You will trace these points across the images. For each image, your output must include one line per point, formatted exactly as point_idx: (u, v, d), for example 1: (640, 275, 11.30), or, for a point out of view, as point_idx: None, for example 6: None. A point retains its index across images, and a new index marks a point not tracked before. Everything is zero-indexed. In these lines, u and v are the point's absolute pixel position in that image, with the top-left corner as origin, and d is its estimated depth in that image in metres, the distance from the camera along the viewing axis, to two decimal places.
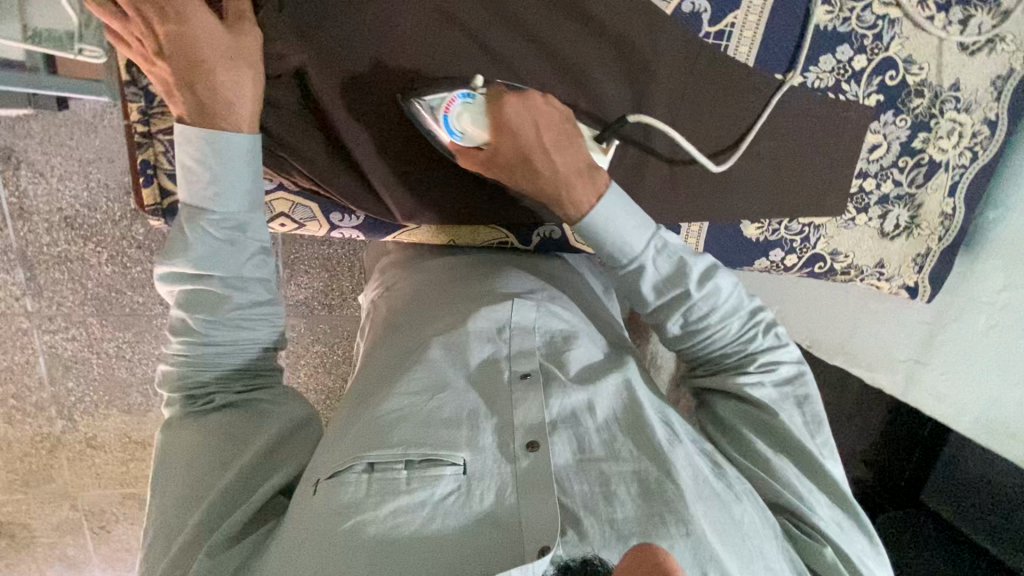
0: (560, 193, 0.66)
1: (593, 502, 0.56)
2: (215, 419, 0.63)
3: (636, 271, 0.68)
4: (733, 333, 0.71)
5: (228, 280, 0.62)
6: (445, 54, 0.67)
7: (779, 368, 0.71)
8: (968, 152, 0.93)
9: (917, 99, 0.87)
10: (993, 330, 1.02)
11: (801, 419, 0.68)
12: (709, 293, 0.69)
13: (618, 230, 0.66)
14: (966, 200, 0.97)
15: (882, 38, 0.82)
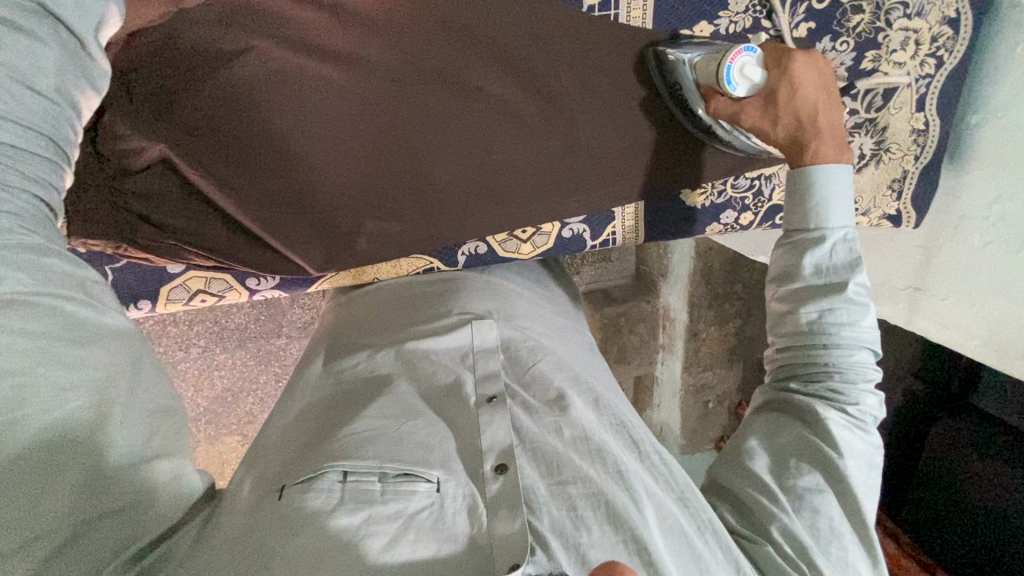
0: (812, 139, 0.66)
1: (561, 527, 0.50)
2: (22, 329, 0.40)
3: (814, 240, 0.65)
4: (849, 364, 0.64)
5: (62, 35, 0.48)
6: (312, 106, 0.65)
7: (869, 427, 0.63)
8: (931, 59, 0.83)
9: (856, 16, 0.78)
10: (989, 248, 0.92)
11: (868, 479, 0.62)
12: (858, 306, 0.64)
13: (838, 196, 0.64)
14: (938, 111, 0.87)
15: None
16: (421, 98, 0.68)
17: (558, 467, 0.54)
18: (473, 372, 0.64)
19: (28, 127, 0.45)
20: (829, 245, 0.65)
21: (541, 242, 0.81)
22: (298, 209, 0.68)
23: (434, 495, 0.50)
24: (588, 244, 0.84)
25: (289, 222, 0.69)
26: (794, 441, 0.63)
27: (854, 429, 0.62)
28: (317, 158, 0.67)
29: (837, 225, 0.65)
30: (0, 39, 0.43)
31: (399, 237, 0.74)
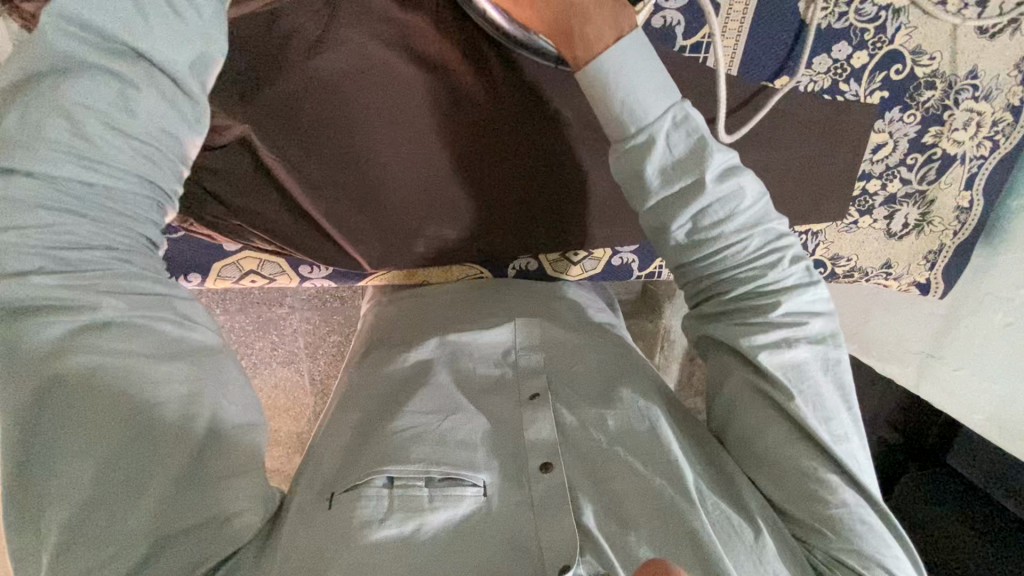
0: (573, 21, 0.52)
1: (608, 527, 0.50)
2: (96, 364, 0.42)
3: (643, 145, 0.53)
4: (749, 254, 0.54)
5: (156, 75, 0.47)
6: (392, 102, 0.64)
7: (807, 320, 0.53)
8: (988, 141, 0.84)
9: (928, 91, 0.78)
10: (1010, 328, 0.96)
11: (832, 388, 0.53)
12: (729, 193, 0.53)
13: (637, 83, 0.52)
14: (984, 190, 0.89)
15: (885, 30, 0.73)
16: (501, 115, 0.67)
17: (603, 467, 0.54)
18: (514, 369, 0.64)
19: (126, 170, 0.47)
20: (653, 150, 0.53)
21: (590, 266, 0.82)
22: (360, 204, 0.68)
23: (481, 501, 0.51)
24: (634, 276, 0.84)
25: (349, 216, 0.68)
26: (740, 383, 0.55)
27: (787, 335, 0.53)
28: (388, 158, 0.66)
29: (650, 117, 0.52)
30: (95, 85, 0.45)
31: (454, 246, 0.74)
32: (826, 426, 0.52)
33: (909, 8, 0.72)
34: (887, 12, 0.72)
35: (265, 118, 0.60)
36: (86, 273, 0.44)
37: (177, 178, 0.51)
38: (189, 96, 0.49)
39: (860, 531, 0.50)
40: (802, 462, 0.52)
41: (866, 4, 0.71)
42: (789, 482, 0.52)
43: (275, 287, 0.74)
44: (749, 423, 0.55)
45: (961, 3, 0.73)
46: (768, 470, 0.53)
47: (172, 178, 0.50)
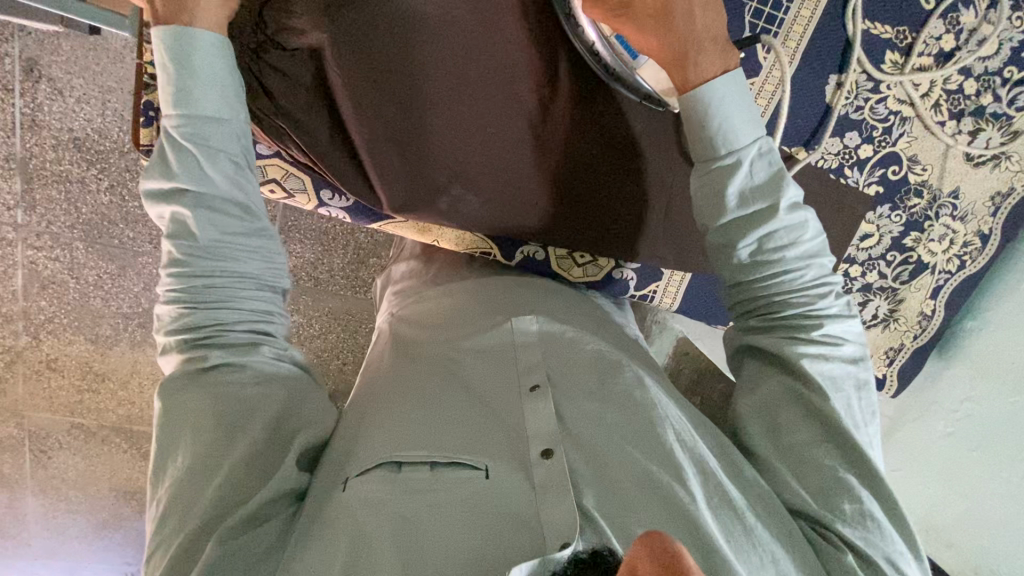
0: (694, 56, 0.64)
1: (607, 507, 0.54)
2: (208, 384, 0.60)
3: (729, 166, 0.63)
4: (804, 281, 0.64)
5: (211, 194, 0.60)
6: (461, 60, 0.68)
7: (844, 343, 0.63)
8: (956, 260, 0.94)
9: (915, 198, 0.88)
10: (949, 437, 1.03)
11: (857, 403, 0.62)
12: (796, 224, 0.63)
13: (727, 116, 0.63)
14: (947, 305, 0.97)
15: (891, 132, 0.83)
16: (548, 103, 0.72)
17: (598, 455, 0.58)
18: (516, 363, 0.65)
19: (216, 269, 0.61)
20: (735, 172, 0.63)
21: (592, 272, 0.85)
22: (402, 148, 0.70)
23: (480, 481, 0.55)
24: (629, 293, 0.88)
25: (391, 158, 0.70)
26: (776, 392, 0.63)
27: (828, 349, 0.62)
28: (439, 111, 0.69)
29: (737, 145, 0.63)
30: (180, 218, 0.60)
31: (478, 216, 0.76)
32: (855, 432, 0.61)
33: (913, 119, 0.82)
34: (896, 117, 0.82)
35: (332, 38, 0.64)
36: (194, 329, 0.61)
37: (246, 219, 0.62)
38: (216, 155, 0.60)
39: (871, 525, 0.57)
40: (824, 457, 0.59)
41: (880, 106, 0.81)
42: (804, 473, 0.60)
43: (290, 204, 0.76)
44: (777, 427, 0.62)
45: (958, 128, 0.84)
46: (787, 461, 0.61)
47: (249, 224, 0.63)
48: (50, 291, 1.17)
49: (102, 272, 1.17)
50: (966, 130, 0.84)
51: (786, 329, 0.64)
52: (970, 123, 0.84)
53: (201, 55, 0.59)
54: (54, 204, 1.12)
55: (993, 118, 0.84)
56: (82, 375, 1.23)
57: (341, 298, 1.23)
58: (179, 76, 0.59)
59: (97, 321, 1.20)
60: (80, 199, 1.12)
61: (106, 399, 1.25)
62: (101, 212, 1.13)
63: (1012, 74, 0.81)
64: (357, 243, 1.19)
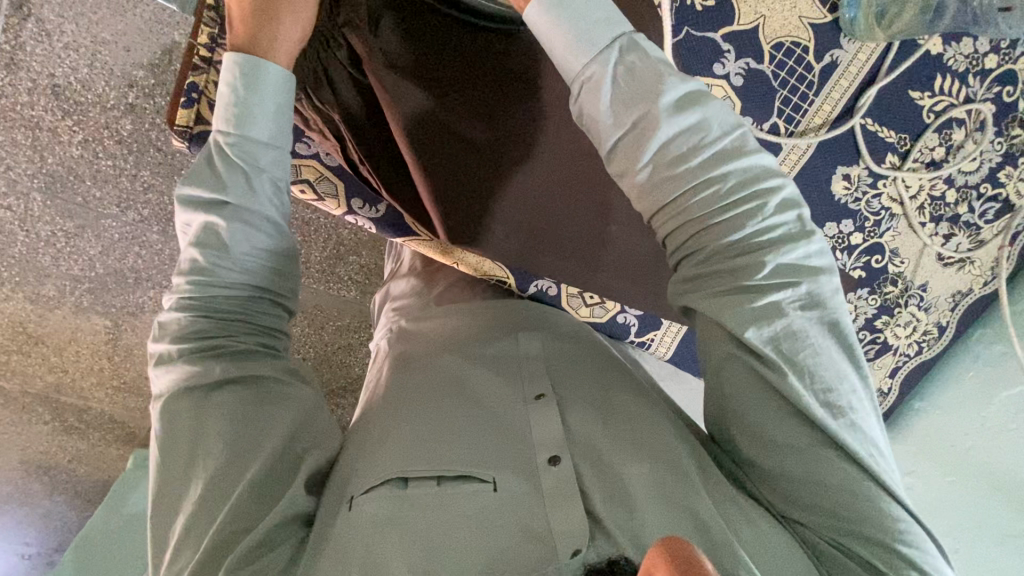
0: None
1: (619, 515, 0.52)
2: (214, 402, 0.56)
3: (598, 74, 0.53)
4: (728, 201, 0.53)
5: (242, 210, 0.58)
6: (503, 91, 0.71)
7: (795, 276, 0.52)
8: (916, 344, 1.03)
9: (890, 286, 0.96)
10: None
11: (825, 355, 0.52)
12: (690, 132, 0.53)
13: (580, 16, 0.53)
14: (900, 384, 1.06)
15: (879, 226, 0.91)
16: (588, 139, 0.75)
17: (607, 465, 0.55)
18: (518, 373, 0.66)
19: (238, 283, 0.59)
20: (602, 79, 0.53)
21: (598, 313, 0.89)
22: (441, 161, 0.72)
23: (489, 492, 0.53)
24: (629, 338, 0.92)
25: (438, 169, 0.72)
26: (728, 357, 0.53)
27: (778, 291, 0.51)
28: (486, 132, 0.72)
29: (597, 45, 0.53)
30: (211, 231, 0.58)
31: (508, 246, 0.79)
32: (814, 393, 0.51)
33: (901, 218, 0.91)
34: (886, 213, 0.90)
35: (389, 42, 0.67)
36: (203, 342, 0.58)
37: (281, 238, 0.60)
38: (264, 176, 0.59)
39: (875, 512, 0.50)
40: (792, 437, 0.51)
41: (875, 201, 0.89)
42: (778, 452, 0.52)
43: (318, 206, 0.78)
44: (738, 405, 0.53)
45: (935, 230, 0.93)
46: (764, 449, 0.52)
47: (278, 241, 0.60)
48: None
49: (56, 228, 1.10)
50: (942, 233, 0.93)
51: (722, 273, 0.53)
52: (947, 227, 0.93)
53: (267, 78, 0.58)
54: (19, 149, 1.04)
55: (965, 226, 0.94)
56: (14, 334, 1.16)
57: (312, 293, 1.20)
58: (241, 94, 0.58)
59: (41, 279, 1.13)
60: (48, 148, 1.05)
61: (35, 363, 1.18)
62: (69, 165, 1.06)
63: (986, 190, 0.91)
64: (340, 240, 1.17)
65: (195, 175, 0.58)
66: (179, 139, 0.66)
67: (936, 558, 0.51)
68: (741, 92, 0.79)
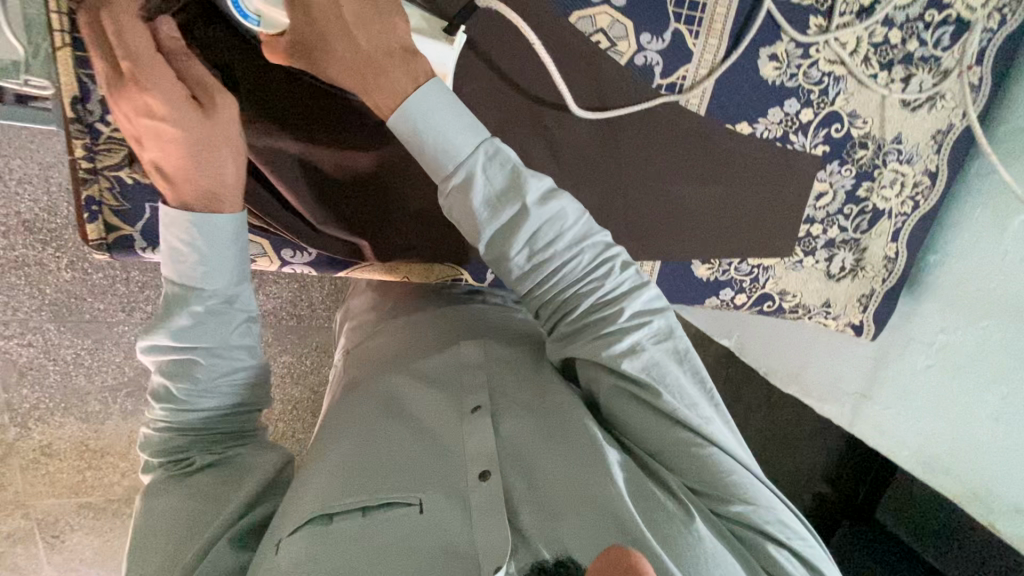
0: (387, 79, 0.60)
1: (540, 518, 0.56)
2: (189, 484, 0.62)
3: (465, 181, 0.60)
4: (583, 268, 0.64)
5: (222, 353, 0.63)
6: (374, 116, 0.70)
7: (646, 315, 0.63)
8: (910, 201, 0.97)
9: (861, 150, 0.91)
10: (931, 370, 1.07)
11: (682, 374, 0.62)
12: (555, 215, 0.62)
13: (439, 130, 0.60)
14: (907, 246, 1.02)
15: (827, 93, 0.85)
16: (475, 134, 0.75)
17: (528, 462, 0.60)
18: (459, 388, 0.69)
19: (215, 401, 0.64)
20: (472, 185, 0.60)
21: None
22: (343, 201, 0.74)
23: (415, 516, 0.57)
24: None
25: (308, 191, 0.72)
26: (610, 383, 0.62)
27: (633, 331, 0.62)
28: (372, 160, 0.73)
29: (465, 154, 0.60)
30: (195, 373, 0.62)
31: (391, 244, 0.78)
32: (690, 403, 0.61)
33: (846, 77, 0.84)
34: (829, 79, 0.84)
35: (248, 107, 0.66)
36: (178, 440, 0.64)
37: (250, 360, 0.66)
38: (232, 319, 0.63)
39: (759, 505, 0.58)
40: (670, 438, 0.60)
41: (812, 69, 0.83)
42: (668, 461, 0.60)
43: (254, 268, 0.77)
44: (622, 415, 0.62)
45: (890, 78, 0.86)
46: (667, 450, 0.60)
47: (247, 362, 0.66)
48: (31, 377, 1.15)
49: (79, 348, 1.15)
50: (899, 78, 0.86)
51: (586, 322, 0.64)
52: (902, 70, 0.86)
53: (221, 238, 0.61)
54: (17, 290, 1.08)
55: (923, 62, 0.86)
56: (81, 454, 1.23)
57: (325, 331, 1.24)
58: (198, 251, 0.60)
59: (84, 398, 1.19)
60: (42, 280, 1.08)
61: (109, 473, 1.25)
62: (67, 289, 1.10)
63: (933, 17, 0.83)
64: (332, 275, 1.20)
65: (165, 329, 0.61)
66: (100, 251, 0.66)
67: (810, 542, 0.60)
68: (626, 12, 0.75)
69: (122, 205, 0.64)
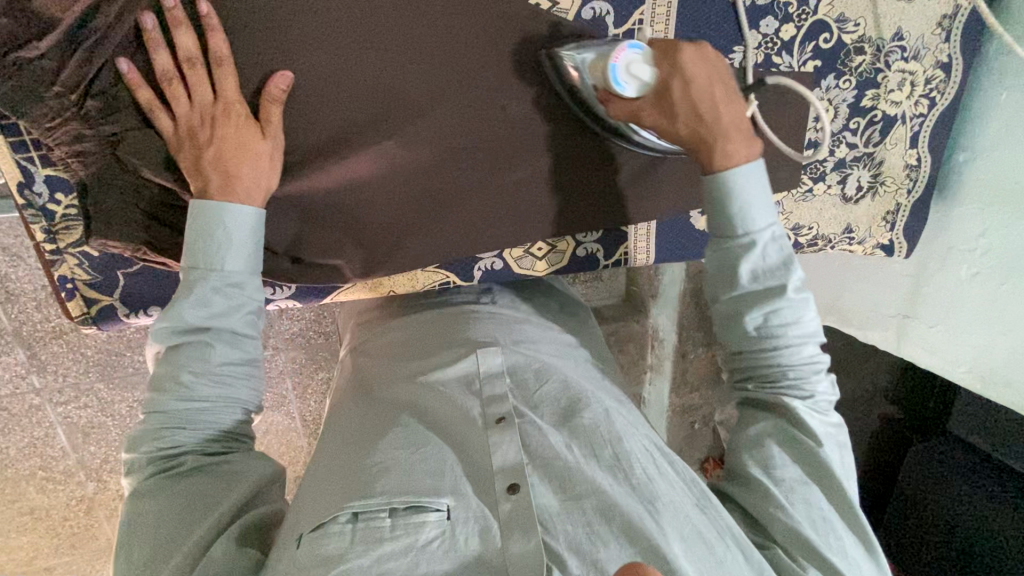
0: (717, 140, 0.67)
1: (578, 542, 0.54)
2: (181, 485, 0.58)
3: (746, 245, 0.66)
4: (801, 356, 0.68)
5: (227, 338, 0.62)
6: (340, 131, 0.67)
7: (828, 410, 0.68)
8: (925, 100, 0.88)
9: (858, 56, 0.83)
10: (976, 279, 0.96)
11: (841, 462, 0.66)
12: (799, 302, 0.67)
13: (750, 202, 0.66)
14: (930, 148, 0.92)
15: (807, 2, 0.78)
16: (449, 130, 0.71)
17: (574, 483, 0.58)
18: (479, 397, 0.67)
19: (221, 397, 0.62)
20: (749, 254, 0.66)
21: (554, 259, 0.85)
22: (307, 222, 0.71)
23: (445, 523, 0.54)
24: (601, 264, 0.88)
25: (284, 226, 0.70)
26: (784, 430, 0.67)
27: (815, 408, 0.67)
28: (337, 176, 0.69)
29: (756, 227, 0.66)
30: (203, 354, 0.60)
31: (372, 264, 0.76)
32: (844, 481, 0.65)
33: None
34: None
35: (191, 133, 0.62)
36: (169, 438, 0.60)
37: (252, 355, 0.64)
38: (233, 306, 0.62)
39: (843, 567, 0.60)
40: (814, 502, 0.63)
41: None
42: (793, 505, 0.63)
43: None
44: (782, 462, 0.65)
45: None
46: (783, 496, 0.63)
47: (250, 359, 0.64)
48: (95, 436, 1.21)
49: (131, 401, 1.20)
50: None
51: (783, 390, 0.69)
52: None
53: (233, 225, 0.60)
54: (61, 358, 1.13)
55: None
56: None
57: None
58: (208, 237, 0.60)
59: None
60: (82, 344, 1.13)
61: None
62: (107, 348, 1.15)
63: None
64: None
65: (170, 309, 0.59)
66: (87, 325, 0.70)
67: None
68: None
69: (92, 276, 0.67)
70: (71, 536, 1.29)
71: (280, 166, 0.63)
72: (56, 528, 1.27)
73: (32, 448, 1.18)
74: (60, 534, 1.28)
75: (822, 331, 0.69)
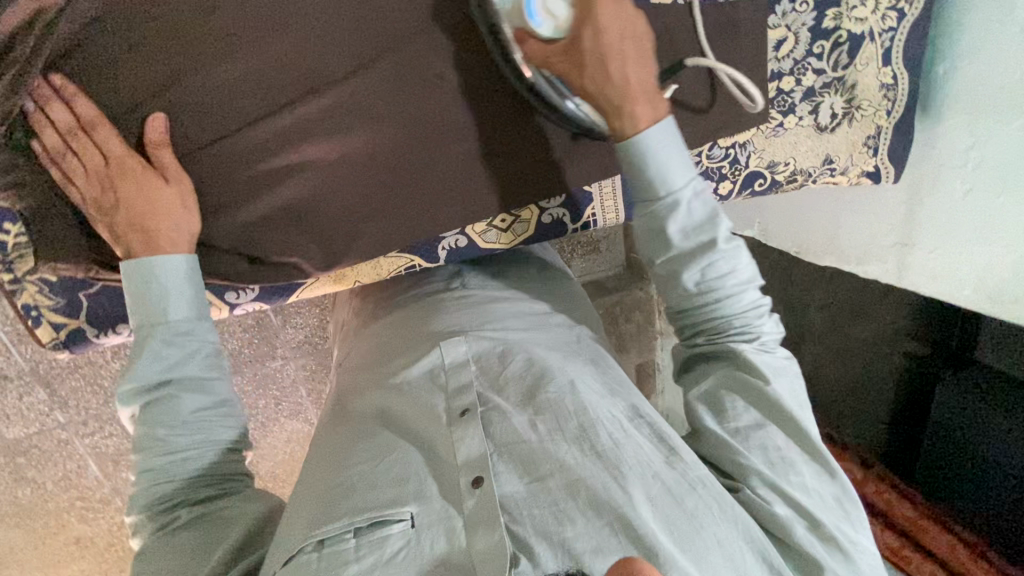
0: (627, 102, 0.66)
1: (545, 525, 0.53)
2: (181, 536, 0.60)
3: (669, 206, 0.67)
4: (743, 303, 0.68)
5: (189, 385, 0.63)
6: (259, 131, 0.65)
7: (774, 348, 0.69)
8: (892, 12, 0.83)
9: None
10: (971, 195, 0.91)
11: (792, 388, 0.66)
12: (731, 253, 0.67)
13: (663, 162, 0.66)
14: (906, 64, 0.87)
15: None
16: (371, 107, 0.67)
17: (536, 465, 0.57)
18: (445, 391, 0.66)
19: (201, 443, 0.63)
20: (674, 212, 0.67)
21: (520, 229, 0.83)
22: (260, 229, 0.69)
23: (410, 534, 0.54)
24: (568, 229, 0.86)
25: (232, 238, 0.69)
26: (731, 375, 0.67)
27: (760, 352, 0.67)
28: (272, 181, 0.67)
29: (673, 186, 0.67)
30: (170, 406, 0.62)
31: (332, 253, 0.73)
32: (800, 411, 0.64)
33: None
34: None
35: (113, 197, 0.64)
36: (161, 492, 0.62)
37: (218, 398, 0.65)
38: (188, 350, 0.63)
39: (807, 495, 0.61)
40: (769, 439, 0.63)
41: None
42: (750, 450, 0.63)
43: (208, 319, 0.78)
44: (735, 401, 0.65)
45: None
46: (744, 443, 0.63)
47: (218, 402, 0.65)
48: (125, 462, 1.24)
49: None
50: None
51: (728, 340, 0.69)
52: None
53: (168, 274, 0.63)
54: (81, 392, 1.15)
55: None
56: None
57: None
58: (148, 291, 0.62)
59: None
60: (98, 376, 1.15)
61: None
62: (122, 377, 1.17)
63: None
64: None
65: (132, 367, 0.61)
66: (58, 350, 0.72)
67: (855, 534, 0.61)
68: None
69: (55, 301, 0.69)
70: (119, 560, 1.34)
71: (195, 207, 0.64)
72: (103, 555, 1.32)
73: (67, 481, 1.22)
74: (107, 559, 1.33)
75: (759, 277, 0.70)
